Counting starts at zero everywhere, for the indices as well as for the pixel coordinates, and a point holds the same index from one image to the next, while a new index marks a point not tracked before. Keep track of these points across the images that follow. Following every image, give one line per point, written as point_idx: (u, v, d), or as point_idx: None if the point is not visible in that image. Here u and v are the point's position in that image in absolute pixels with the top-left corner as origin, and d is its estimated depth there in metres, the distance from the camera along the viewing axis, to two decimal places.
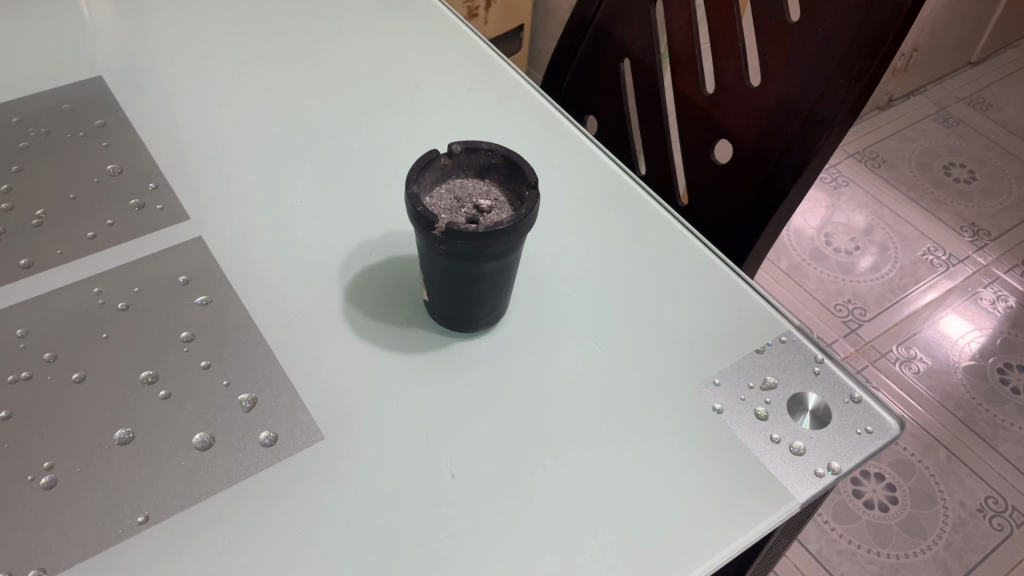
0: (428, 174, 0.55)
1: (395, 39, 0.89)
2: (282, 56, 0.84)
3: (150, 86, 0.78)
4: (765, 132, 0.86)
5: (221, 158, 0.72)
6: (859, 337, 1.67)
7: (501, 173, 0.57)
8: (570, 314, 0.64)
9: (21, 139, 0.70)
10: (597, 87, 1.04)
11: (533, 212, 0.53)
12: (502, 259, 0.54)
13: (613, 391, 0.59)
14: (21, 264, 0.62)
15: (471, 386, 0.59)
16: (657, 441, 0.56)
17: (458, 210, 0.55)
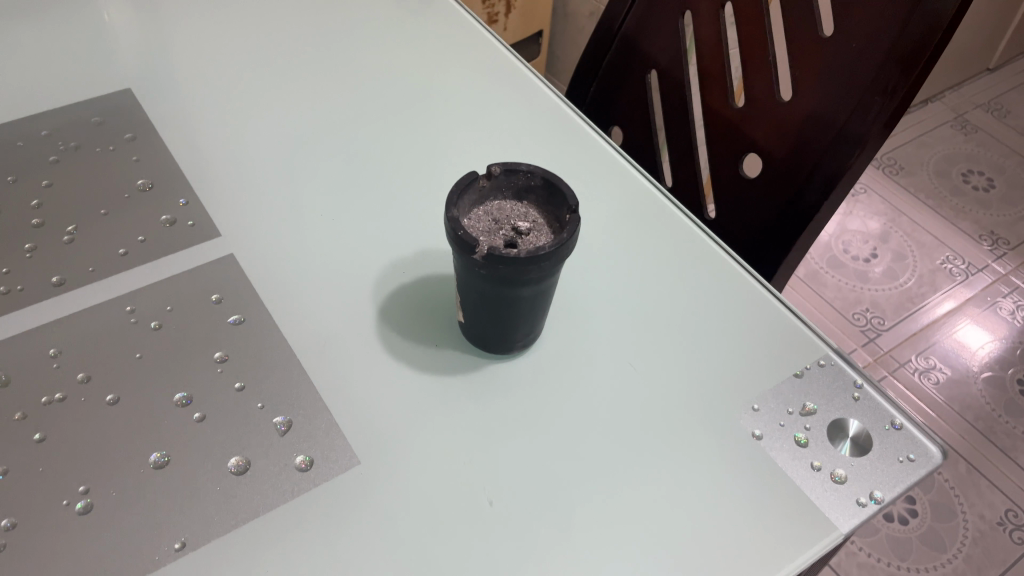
0: (467, 195, 0.55)
1: (421, 49, 0.89)
2: (310, 68, 0.84)
3: (178, 98, 0.77)
4: (795, 147, 0.85)
5: (251, 173, 0.71)
6: (876, 346, 1.66)
7: (540, 196, 0.56)
8: (605, 335, 0.64)
9: (50, 152, 0.70)
10: (624, 98, 1.03)
11: (574, 236, 0.52)
12: (542, 283, 0.53)
13: (650, 415, 0.58)
14: (53, 281, 0.61)
15: (508, 410, 0.58)
16: (696, 467, 0.56)
17: (497, 232, 0.54)
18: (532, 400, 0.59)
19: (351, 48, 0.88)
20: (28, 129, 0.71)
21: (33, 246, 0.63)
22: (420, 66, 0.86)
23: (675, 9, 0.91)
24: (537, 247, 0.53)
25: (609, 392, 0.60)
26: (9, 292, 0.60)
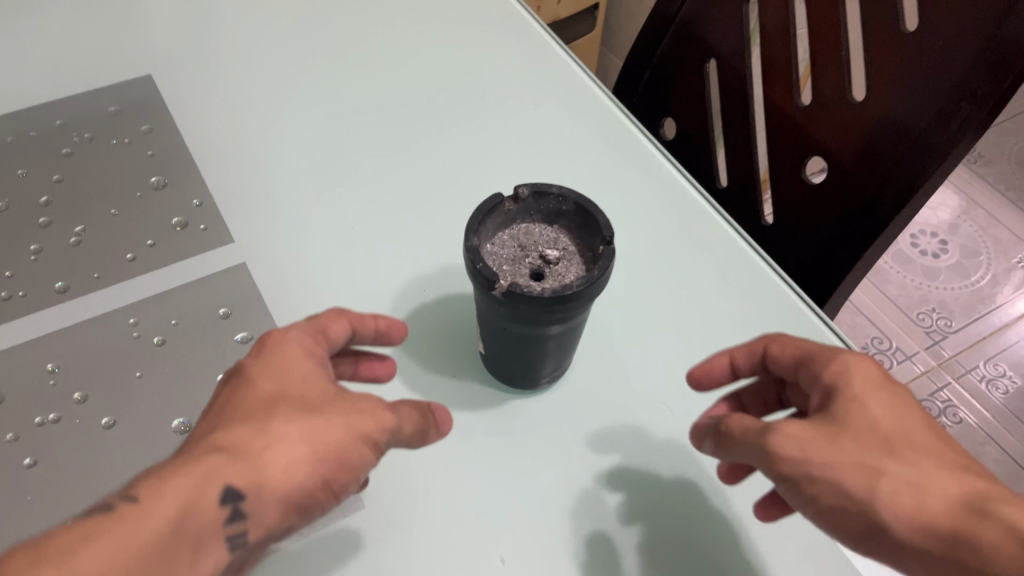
0: (491, 219, 0.49)
1: (458, 37, 0.83)
2: (341, 56, 0.79)
3: (198, 85, 0.73)
4: (864, 154, 0.75)
5: (270, 172, 0.67)
6: (941, 350, 1.53)
7: (572, 221, 0.51)
8: (640, 372, 0.58)
9: (63, 145, 0.66)
10: (677, 90, 0.95)
11: (608, 273, 0.46)
12: (569, 322, 0.48)
13: (682, 463, 0.53)
14: (56, 288, 0.58)
15: (527, 450, 0.53)
16: (732, 529, 0.51)
17: (523, 262, 0.49)
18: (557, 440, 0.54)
19: (383, 34, 0.82)
20: (43, 119, 0.68)
21: (38, 249, 0.60)
22: (456, 56, 0.81)
23: None
24: (565, 284, 0.47)
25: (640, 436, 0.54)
26: (10, 298, 0.57)
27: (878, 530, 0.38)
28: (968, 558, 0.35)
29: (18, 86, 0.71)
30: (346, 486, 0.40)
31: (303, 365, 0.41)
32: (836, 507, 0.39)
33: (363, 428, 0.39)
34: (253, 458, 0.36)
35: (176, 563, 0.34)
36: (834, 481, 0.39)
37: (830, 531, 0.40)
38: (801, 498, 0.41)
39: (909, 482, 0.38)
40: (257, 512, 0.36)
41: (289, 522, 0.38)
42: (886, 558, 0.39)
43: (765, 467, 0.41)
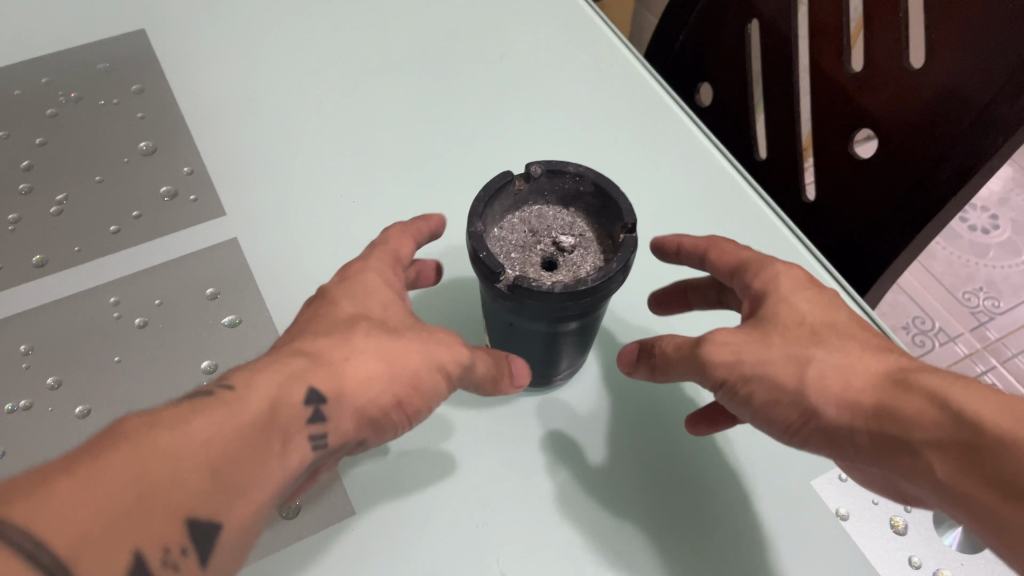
0: (499, 200, 0.44)
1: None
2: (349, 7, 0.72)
3: (192, 39, 0.67)
4: (922, 127, 0.67)
5: (267, 139, 0.61)
6: None
7: (589, 203, 0.45)
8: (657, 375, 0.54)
9: (48, 105, 0.62)
10: (714, 52, 0.87)
11: (630, 264, 0.40)
12: (586, 317, 0.43)
13: (706, 474, 0.49)
14: (34, 262, 0.54)
15: (532, 456, 0.49)
16: (760, 549, 0.46)
17: (534, 248, 0.44)
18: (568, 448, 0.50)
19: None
20: (28, 77, 0.64)
21: (17, 218, 0.56)
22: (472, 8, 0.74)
23: None
24: (580, 276, 0.41)
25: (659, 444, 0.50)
26: None
27: (812, 417, 0.37)
28: (894, 432, 0.34)
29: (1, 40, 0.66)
30: (418, 412, 0.39)
31: (384, 293, 0.41)
32: (772, 402, 0.38)
33: (444, 355, 0.39)
34: (335, 368, 0.35)
35: (270, 449, 0.32)
36: (764, 375, 0.38)
37: (781, 435, 0.39)
38: (738, 404, 0.40)
39: (837, 369, 0.37)
40: (340, 415, 0.35)
41: (359, 437, 0.37)
42: (829, 451, 0.37)
43: (695, 372, 0.40)
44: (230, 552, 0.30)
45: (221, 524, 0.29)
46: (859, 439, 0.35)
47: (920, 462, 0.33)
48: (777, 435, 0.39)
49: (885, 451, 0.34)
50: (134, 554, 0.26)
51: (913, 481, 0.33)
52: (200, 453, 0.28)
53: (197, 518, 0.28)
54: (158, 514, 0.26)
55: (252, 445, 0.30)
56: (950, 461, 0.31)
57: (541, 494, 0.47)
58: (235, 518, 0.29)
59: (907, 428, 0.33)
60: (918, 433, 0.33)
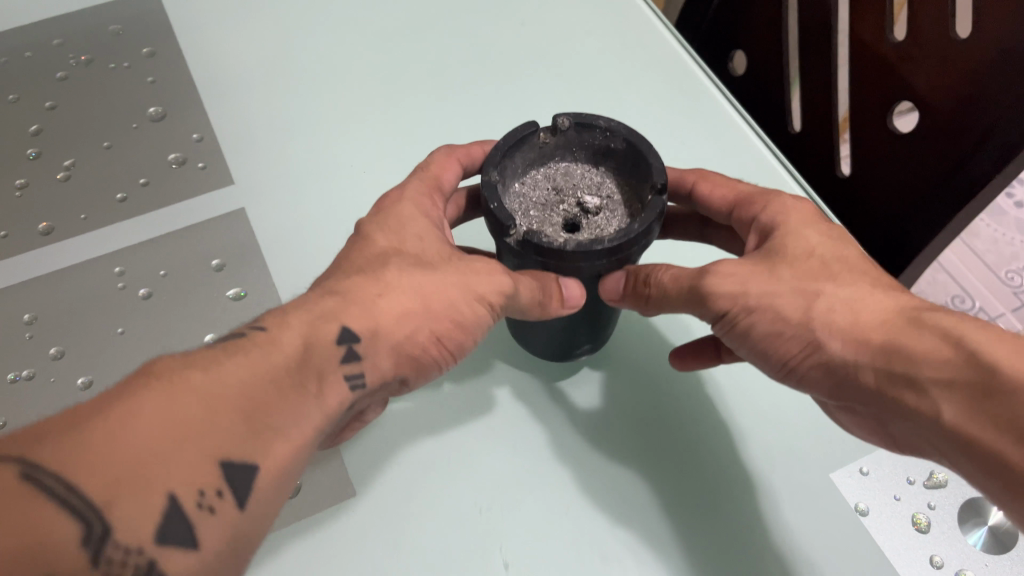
0: (521, 154, 0.43)
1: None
2: None
3: (208, 2, 0.66)
4: (969, 99, 0.63)
5: (283, 110, 0.60)
6: None
7: (620, 163, 0.43)
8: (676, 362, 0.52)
9: (58, 68, 0.62)
10: (747, 18, 0.83)
11: (655, 228, 0.39)
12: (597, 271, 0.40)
13: (721, 464, 0.47)
14: (41, 228, 0.54)
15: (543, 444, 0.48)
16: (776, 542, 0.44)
17: (556, 206, 0.42)
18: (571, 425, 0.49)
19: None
20: (39, 38, 0.63)
21: (25, 184, 0.56)
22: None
23: None
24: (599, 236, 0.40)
25: (666, 422, 0.49)
26: None
27: (817, 350, 0.36)
28: (900, 369, 0.33)
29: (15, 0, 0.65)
30: (461, 345, 0.38)
31: (419, 224, 0.41)
32: (777, 334, 0.37)
33: (486, 287, 0.38)
34: (367, 303, 0.35)
35: (305, 390, 0.31)
36: (772, 307, 0.37)
37: (784, 372, 0.38)
38: (740, 337, 0.39)
39: (846, 304, 0.36)
40: (377, 354, 0.34)
41: (401, 376, 0.37)
42: (829, 388, 0.36)
43: (695, 303, 0.39)
44: (270, 498, 0.29)
45: (256, 466, 0.28)
46: (863, 374, 0.34)
47: (926, 403, 0.32)
48: (779, 372, 0.38)
49: (887, 388, 0.33)
50: (168, 497, 0.25)
51: (912, 420, 0.33)
52: (231, 393, 0.28)
53: (230, 459, 0.27)
54: (190, 452, 0.26)
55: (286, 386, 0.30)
56: (960, 398, 0.30)
57: (546, 474, 0.46)
58: (272, 460, 0.29)
59: (916, 364, 0.32)
60: (927, 369, 0.32)
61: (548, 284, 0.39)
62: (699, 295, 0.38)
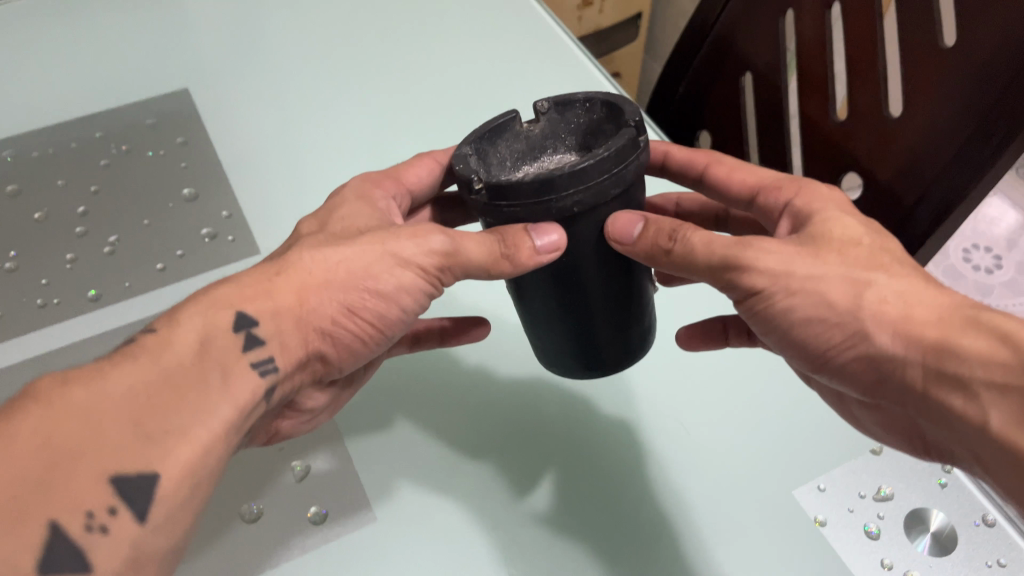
0: (507, 140, 0.47)
1: (481, 47, 0.82)
2: (372, 74, 0.80)
3: (231, 100, 0.75)
4: (903, 170, 0.72)
5: (298, 188, 0.68)
6: None
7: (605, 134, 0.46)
8: (657, 399, 0.58)
9: (102, 156, 0.69)
10: (711, 104, 0.93)
11: (630, 152, 0.40)
12: (612, 211, 0.43)
13: (695, 486, 0.53)
14: (88, 296, 0.60)
15: (539, 474, 0.54)
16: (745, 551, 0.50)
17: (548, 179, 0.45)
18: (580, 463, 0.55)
19: (407, 46, 0.83)
20: (84, 130, 0.71)
21: (74, 257, 0.62)
22: (479, 69, 0.80)
23: (775, 8, 0.79)
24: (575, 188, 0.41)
25: (657, 456, 0.55)
26: (45, 305, 0.59)
27: (861, 339, 0.41)
28: (948, 370, 0.37)
29: (57, 109, 0.73)
30: (382, 314, 0.47)
31: (352, 208, 0.50)
32: (818, 318, 0.42)
33: (407, 254, 0.46)
34: (269, 287, 0.44)
35: (213, 392, 0.40)
36: (817, 294, 0.42)
37: (819, 353, 0.43)
38: (777, 314, 0.43)
39: (897, 300, 0.40)
40: (279, 340, 0.44)
41: (314, 347, 0.46)
42: (864, 371, 0.41)
43: (730, 275, 0.43)
44: (177, 497, 0.37)
45: (157, 473, 0.36)
46: (907, 368, 0.39)
47: (974, 404, 0.36)
48: (814, 354, 0.43)
49: (932, 384, 0.38)
50: (50, 522, 0.33)
51: (948, 415, 0.38)
52: (127, 405, 0.37)
53: (120, 475, 0.36)
54: (84, 474, 0.35)
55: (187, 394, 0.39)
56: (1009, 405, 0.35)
57: (544, 500, 0.53)
58: (170, 467, 0.37)
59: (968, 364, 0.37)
60: (977, 370, 0.36)
61: (514, 233, 0.42)
62: (740, 271, 0.43)
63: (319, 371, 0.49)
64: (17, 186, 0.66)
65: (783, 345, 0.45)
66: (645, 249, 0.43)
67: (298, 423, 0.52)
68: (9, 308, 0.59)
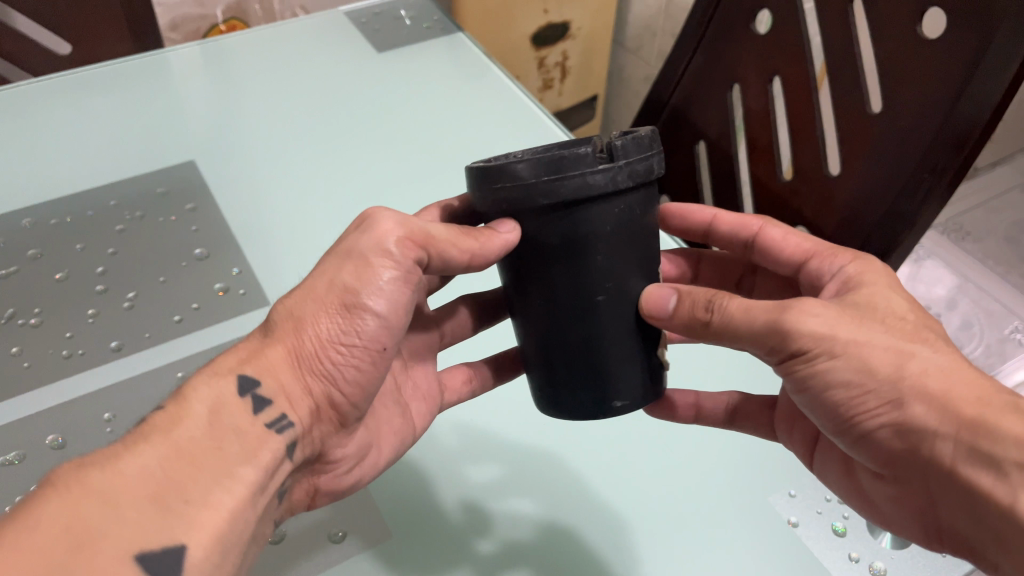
0: None
1: (461, 136, 0.92)
2: (364, 162, 0.88)
3: (233, 183, 0.84)
4: (843, 220, 0.79)
5: (302, 258, 0.75)
6: (1013, 358, 1.22)
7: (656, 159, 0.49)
8: (644, 432, 0.66)
9: (117, 223, 0.77)
10: (672, 174, 1.02)
11: (573, 168, 0.44)
12: (619, 210, 0.46)
13: (668, 507, 0.60)
14: (111, 346, 0.65)
15: (538, 504, 0.61)
16: (709, 556, 0.57)
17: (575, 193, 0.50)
18: (586, 500, 0.61)
19: (394, 144, 0.91)
20: (99, 201, 0.79)
21: (96, 312, 0.68)
22: (462, 160, 0.88)
23: (724, 82, 0.89)
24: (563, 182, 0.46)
25: (641, 482, 0.62)
26: (71, 355, 0.64)
27: (897, 408, 0.45)
28: (982, 448, 0.42)
29: (71, 190, 0.81)
30: (358, 318, 0.47)
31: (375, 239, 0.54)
32: (855, 382, 0.46)
33: (362, 251, 0.48)
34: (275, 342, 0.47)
35: (241, 459, 0.42)
36: (859, 358, 0.46)
37: (850, 414, 0.48)
38: (815, 374, 0.47)
39: (940, 369, 0.45)
40: (283, 396, 0.46)
41: (322, 394, 0.49)
42: (893, 437, 0.46)
43: (775, 338, 0.47)
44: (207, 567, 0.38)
45: (184, 545, 0.37)
46: (939, 441, 0.44)
47: (1007, 480, 0.41)
48: (844, 416, 0.48)
49: (961, 460, 0.43)
50: None
51: (974, 491, 0.43)
52: (152, 481, 0.38)
53: (145, 554, 0.35)
54: (108, 554, 0.34)
55: (210, 464, 0.40)
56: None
57: (538, 538, 0.59)
58: (197, 539, 0.37)
59: (1003, 444, 0.41)
60: (1011, 451, 0.41)
61: (478, 232, 0.48)
62: (785, 336, 0.47)
63: (339, 417, 0.51)
64: (39, 251, 0.73)
65: (812, 406, 0.50)
66: (683, 316, 0.49)
67: (334, 476, 0.53)
68: (36, 358, 0.64)
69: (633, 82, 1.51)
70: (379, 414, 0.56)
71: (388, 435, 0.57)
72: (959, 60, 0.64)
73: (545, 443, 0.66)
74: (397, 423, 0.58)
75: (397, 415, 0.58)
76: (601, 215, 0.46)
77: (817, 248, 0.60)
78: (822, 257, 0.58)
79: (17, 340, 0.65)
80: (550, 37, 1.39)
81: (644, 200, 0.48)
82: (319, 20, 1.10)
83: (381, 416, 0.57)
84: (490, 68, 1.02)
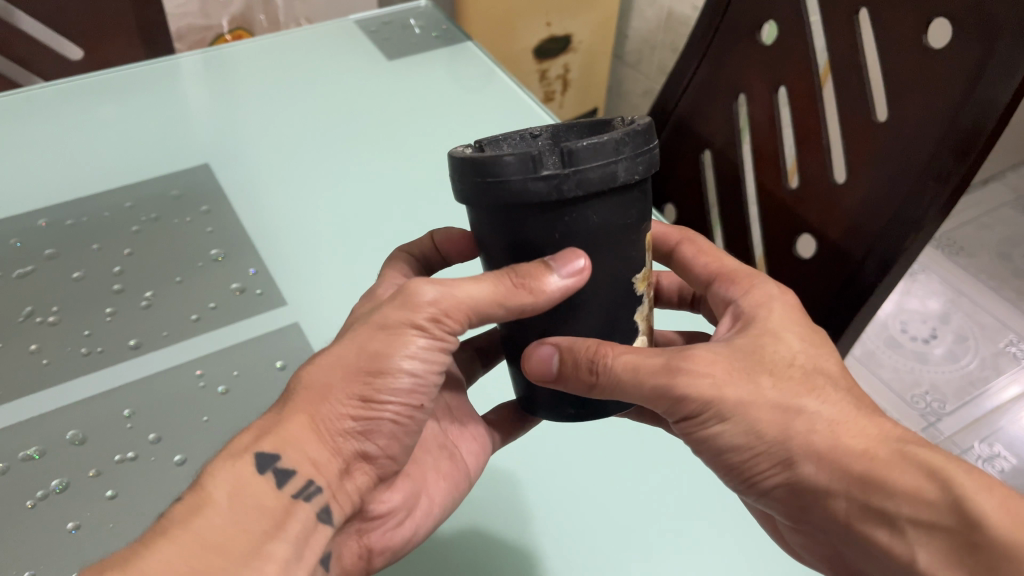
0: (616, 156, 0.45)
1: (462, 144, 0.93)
2: (365, 168, 0.89)
3: (235, 187, 0.85)
4: (849, 227, 0.80)
5: (302, 263, 0.76)
6: (1006, 373, 1.23)
7: (587, 183, 0.41)
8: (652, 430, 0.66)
9: (133, 224, 0.78)
10: (675, 180, 1.03)
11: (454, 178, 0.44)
12: (530, 240, 0.44)
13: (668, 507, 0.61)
14: (130, 344, 0.67)
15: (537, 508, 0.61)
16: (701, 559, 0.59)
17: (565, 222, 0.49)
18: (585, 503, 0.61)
19: (390, 153, 0.91)
20: (115, 201, 0.81)
21: (113, 311, 0.70)
22: None
23: (729, 92, 0.90)
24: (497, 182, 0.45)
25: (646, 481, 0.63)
26: (90, 352, 0.66)
27: (788, 469, 0.44)
28: (874, 507, 0.42)
29: (85, 186, 0.82)
30: (376, 397, 0.45)
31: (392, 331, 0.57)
32: (745, 445, 0.45)
33: (396, 323, 0.46)
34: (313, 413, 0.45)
35: (272, 534, 0.42)
36: (746, 422, 0.44)
37: (745, 475, 0.46)
38: (708, 437, 0.46)
39: (825, 425, 0.43)
40: (308, 463, 0.44)
41: (350, 453, 0.47)
42: (787, 495, 0.45)
43: (667, 400, 0.45)
44: None
45: None
46: (832, 497, 0.43)
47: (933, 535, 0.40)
48: (739, 475, 0.47)
49: (855, 518, 0.43)
50: None
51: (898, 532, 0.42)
52: None
53: None
54: None
55: (242, 551, 0.40)
56: (934, 545, 0.40)
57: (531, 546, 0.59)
58: None
59: (895, 502, 0.41)
60: (903, 508, 0.41)
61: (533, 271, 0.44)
62: (676, 398, 0.45)
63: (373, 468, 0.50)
64: (54, 250, 0.74)
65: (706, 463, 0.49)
66: (568, 379, 0.46)
67: (385, 530, 0.52)
68: (55, 356, 0.66)
69: (631, 97, 1.53)
70: (422, 463, 0.56)
71: (436, 483, 0.56)
72: (962, 67, 0.65)
73: (541, 446, 0.66)
74: (445, 467, 0.57)
75: (445, 460, 0.57)
76: (505, 222, 0.44)
77: (721, 272, 0.58)
78: (722, 280, 0.57)
79: (35, 337, 0.67)
80: (552, 51, 1.40)
81: (549, 226, 0.43)
82: (326, 29, 1.11)
83: (423, 462, 0.56)
84: (494, 74, 1.03)
